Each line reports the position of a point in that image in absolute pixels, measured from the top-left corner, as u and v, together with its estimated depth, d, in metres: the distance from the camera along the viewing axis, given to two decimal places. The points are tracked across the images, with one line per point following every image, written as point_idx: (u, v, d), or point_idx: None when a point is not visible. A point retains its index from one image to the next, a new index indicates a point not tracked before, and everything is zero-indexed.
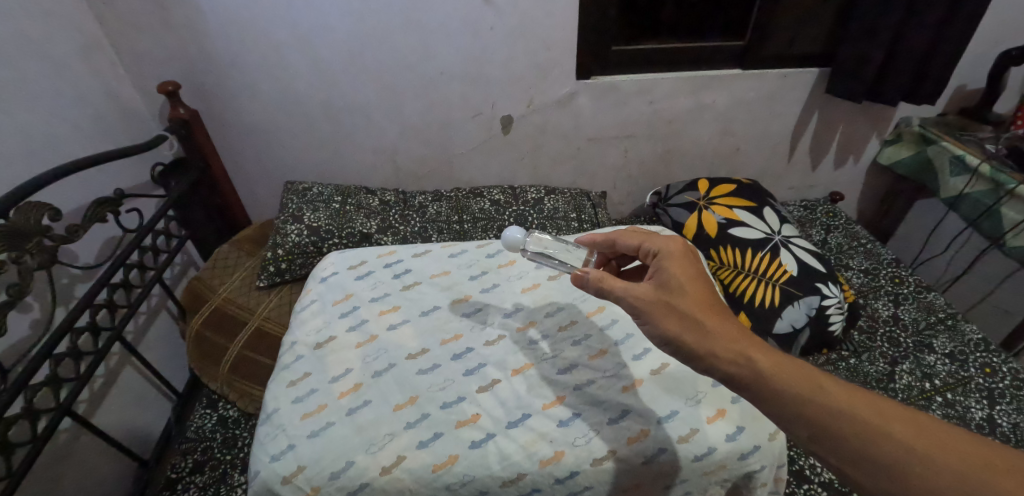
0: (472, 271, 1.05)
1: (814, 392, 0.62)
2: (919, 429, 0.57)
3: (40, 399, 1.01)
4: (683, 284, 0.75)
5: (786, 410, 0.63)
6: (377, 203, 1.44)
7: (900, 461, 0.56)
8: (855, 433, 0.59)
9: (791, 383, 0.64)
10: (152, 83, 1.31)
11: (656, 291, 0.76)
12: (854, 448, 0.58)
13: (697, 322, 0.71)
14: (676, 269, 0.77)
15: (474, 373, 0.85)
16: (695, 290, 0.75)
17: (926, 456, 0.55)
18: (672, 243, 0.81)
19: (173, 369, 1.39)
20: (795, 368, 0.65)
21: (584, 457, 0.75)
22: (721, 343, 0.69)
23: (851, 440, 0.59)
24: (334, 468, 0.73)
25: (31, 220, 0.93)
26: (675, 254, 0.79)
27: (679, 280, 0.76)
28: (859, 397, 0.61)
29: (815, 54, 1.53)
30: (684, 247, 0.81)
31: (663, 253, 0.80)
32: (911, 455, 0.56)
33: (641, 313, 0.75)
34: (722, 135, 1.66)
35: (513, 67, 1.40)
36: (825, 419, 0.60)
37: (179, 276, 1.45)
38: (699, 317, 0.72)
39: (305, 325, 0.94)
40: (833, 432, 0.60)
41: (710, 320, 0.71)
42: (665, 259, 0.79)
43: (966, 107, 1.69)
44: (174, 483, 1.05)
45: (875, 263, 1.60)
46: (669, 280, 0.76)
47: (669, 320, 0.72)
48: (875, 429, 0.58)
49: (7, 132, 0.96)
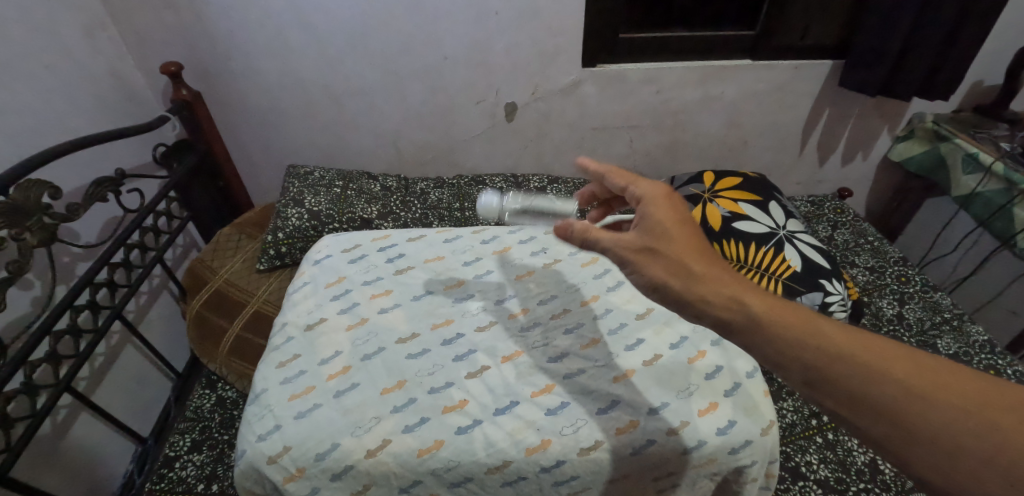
0: (466, 257, 1.05)
1: (812, 337, 0.57)
2: (918, 369, 0.52)
3: (40, 375, 1.01)
4: (669, 229, 0.70)
5: (782, 356, 0.58)
6: (378, 188, 1.44)
7: (896, 404, 0.51)
8: (854, 377, 0.54)
9: (787, 329, 0.59)
10: (154, 62, 1.30)
11: (640, 238, 0.71)
12: (848, 393, 0.54)
13: (685, 269, 0.67)
14: (660, 214, 0.72)
15: (463, 359, 0.85)
16: (681, 235, 0.70)
17: (923, 398, 0.51)
18: (657, 187, 0.75)
19: (174, 349, 1.40)
20: (788, 312, 0.60)
21: (571, 447, 0.75)
22: (709, 288, 0.65)
23: (845, 383, 0.54)
24: (319, 449, 0.73)
25: (31, 198, 0.92)
26: (660, 199, 0.73)
27: (664, 224, 0.71)
28: (857, 338, 0.56)
29: (827, 46, 1.49)
30: (672, 190, 0.75)
31: (644, 200, 0.74)
32: (910, 399, 0.51)
33: (626, 263, 0.72)
34: (729, 127, 1.63)
35: (518, 53, 1.38)
36: (817, 363, 0.56)
37: (181, 257, 1.45)
38: (686, 262, 0.67)
39: (297, 307, 0.94)
40: (827, 376, 0.55)
41: (699, 264, 0.67)
42: (647, 206, 0.73)
43: (981, 103, 1.65)
44: (171, 462, 1.06)
45: (881, 261, 1.58)
46: (654, 226, 0.71)
47: (655, 268, 0.69)
48: (875, 375, 0.53)
49: (8, 110, 0.95)
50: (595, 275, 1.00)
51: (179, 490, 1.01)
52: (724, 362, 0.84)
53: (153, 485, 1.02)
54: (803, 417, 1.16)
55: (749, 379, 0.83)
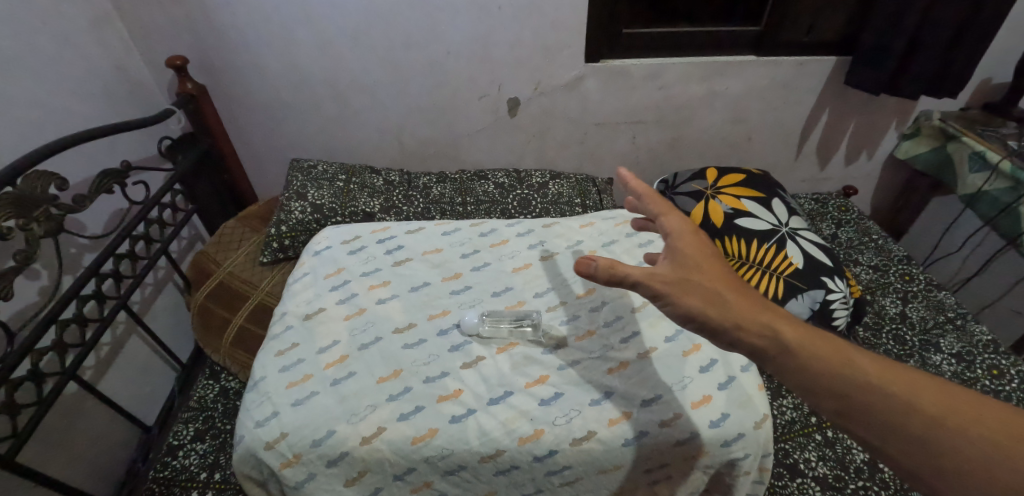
0: (464, 249, 1.05)
1: (840, 364, 0.57)
2: (947, 399, 0.53)
3: (47, 363, 1.03)
4: (702, 263, 0.70)
5: (814, 384, 0.58)
6: (381, 182, 1.44)
7: (930, 435, 0.52)
8: (886, 406, 0.54)
9: (818, 359, 0.58)
10: (160, 55, 1.31)
11: (676, 271, 0.69)
12: (880, 420, 0.54)
13: (721, 298, 0.66)
14: (690, 249, 0.71)
15: (458, 349, 0.85)
16: (713, 269, 0.69)
17: (955, 428, 0.51)
18: (683, 223, 0.74)
19: (179, 340, 1.41)
20: (820, 339, 0.60)
21: (564, 437, 0.75)
22: (748, 318, 0.64)
23: (877, 411, 0.54)
24: (316, 436, 0.74)
25: (38, 189, 0.94)
26: (689, 234, 0.73)
27: (696, 259, 0.70)
28: (887, 367, 0.56)
29: (833, 42, 1.48)
30: (698, 228, 0.75)
31: (673, 233, 0.73)
32: (942, 429, 0.52)
33: (663, 297, 0.68)
34: (733, 124, 1.62)
35: (522, 48, 1.38)
36: (849, 389, 0.56)
37: (186, 249, 1.47)
38: (721, 292, 0.67)
39: (296, 297, 0.95)
40: (858, 402, 0.55)
41: (733, 295, 0.66)
42: (673, 238, 0.72)
43: (989, 101, 1.63)
44: (175, 450, 1.07)
45: (885, 259, 1.57)
46: (686, 260, 0.70)
47: (693, 300, 0.66)
48: (905, 405, 0.53)
49: (15, 101, 0.97)
50: None
51: (182, 478, 1.02)
52: (719, 356, 0.84)
53: (157, 473, 1.03)
54: (802, 415, 1.16)
55: (744, 373, 0.83)
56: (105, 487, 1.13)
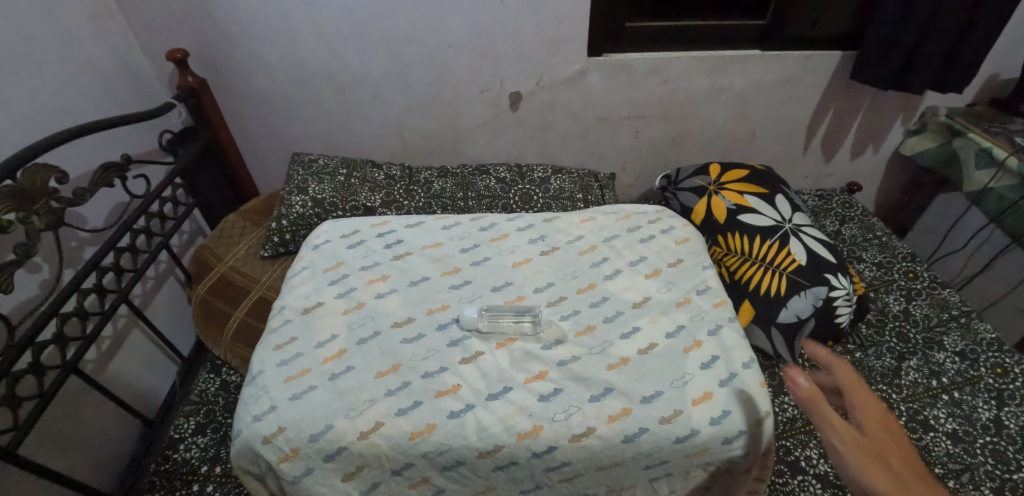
0: (464, 244, 1.05)
1: None
2: None
3: (48, 356, 1.03)
4: (890, 445, 0.67)
5: None
6: (382, 176, 1.43)
7: None
8: None
9: None
10: (160, 48, 1.31)
11: (865, 444, 0.66)
12: None
13: (872, 457, 0.65)
14: (876, 427, 0.68)
15: (457, 344, 0.85)
16: (899, 451, 0.66)
17: None
18: (872, 399, 0.72)
19: (180, 334, 1.41)
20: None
21: (563, 433, 0.75)
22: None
23: None
24: (314, 430, 0.74)
25: (37, 182, 0.93)
26: (878, 412, 0.70)
27: (879, 436, 0.68)
28: None
29: (838, 37, 1.47)
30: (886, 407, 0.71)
31: (860, 408, 0.71)
32: None
33: (851, 472, 0.64)
34: (736, 119, 1.61)
35: (524, 41, 1.37)
36: None
37: (188, 243, 1.47)
38: (879, 458, 0.65)
39: (295, 291, 0.94)
40: None
41: (895, 460, 0.65)
42: (864, 416, 0.70)
43: (997, 97, 1.61)
44: (176, 443, 1.07)
45: (889, 257, 1.56)
46: (872, 433, 0.68)
47: (880, 479, 0.62)
48: None
49: (14, 93, 0.96)
50: (593, 264, 1.00)
51: (183, 472, 1.02)
52: (720, 352, 0.84)
53: (159, 467, 1.04)
54: (804, 412, 1.15)
55: (745, 370, 0.82)
56: (107, 480, 1.13)
